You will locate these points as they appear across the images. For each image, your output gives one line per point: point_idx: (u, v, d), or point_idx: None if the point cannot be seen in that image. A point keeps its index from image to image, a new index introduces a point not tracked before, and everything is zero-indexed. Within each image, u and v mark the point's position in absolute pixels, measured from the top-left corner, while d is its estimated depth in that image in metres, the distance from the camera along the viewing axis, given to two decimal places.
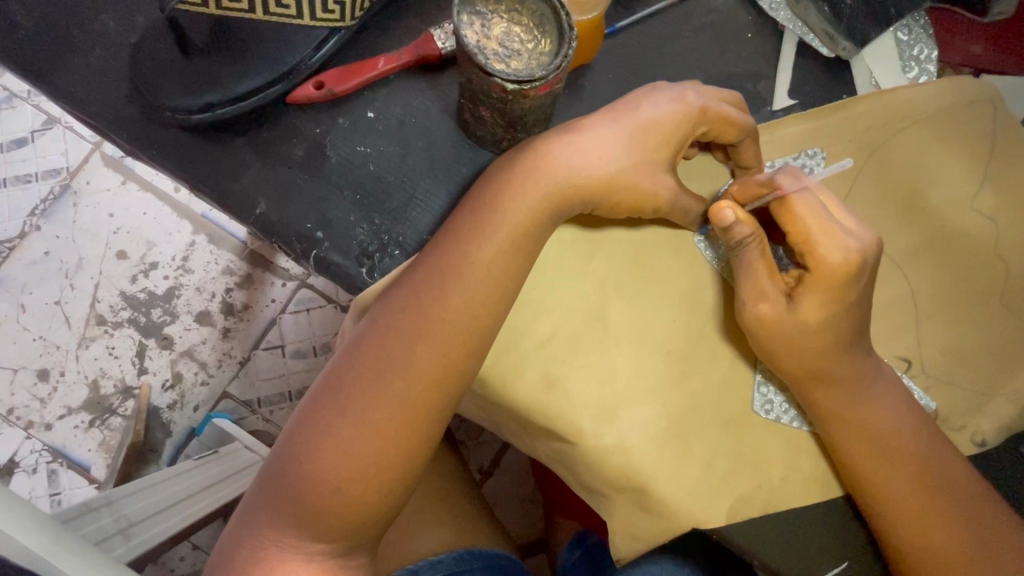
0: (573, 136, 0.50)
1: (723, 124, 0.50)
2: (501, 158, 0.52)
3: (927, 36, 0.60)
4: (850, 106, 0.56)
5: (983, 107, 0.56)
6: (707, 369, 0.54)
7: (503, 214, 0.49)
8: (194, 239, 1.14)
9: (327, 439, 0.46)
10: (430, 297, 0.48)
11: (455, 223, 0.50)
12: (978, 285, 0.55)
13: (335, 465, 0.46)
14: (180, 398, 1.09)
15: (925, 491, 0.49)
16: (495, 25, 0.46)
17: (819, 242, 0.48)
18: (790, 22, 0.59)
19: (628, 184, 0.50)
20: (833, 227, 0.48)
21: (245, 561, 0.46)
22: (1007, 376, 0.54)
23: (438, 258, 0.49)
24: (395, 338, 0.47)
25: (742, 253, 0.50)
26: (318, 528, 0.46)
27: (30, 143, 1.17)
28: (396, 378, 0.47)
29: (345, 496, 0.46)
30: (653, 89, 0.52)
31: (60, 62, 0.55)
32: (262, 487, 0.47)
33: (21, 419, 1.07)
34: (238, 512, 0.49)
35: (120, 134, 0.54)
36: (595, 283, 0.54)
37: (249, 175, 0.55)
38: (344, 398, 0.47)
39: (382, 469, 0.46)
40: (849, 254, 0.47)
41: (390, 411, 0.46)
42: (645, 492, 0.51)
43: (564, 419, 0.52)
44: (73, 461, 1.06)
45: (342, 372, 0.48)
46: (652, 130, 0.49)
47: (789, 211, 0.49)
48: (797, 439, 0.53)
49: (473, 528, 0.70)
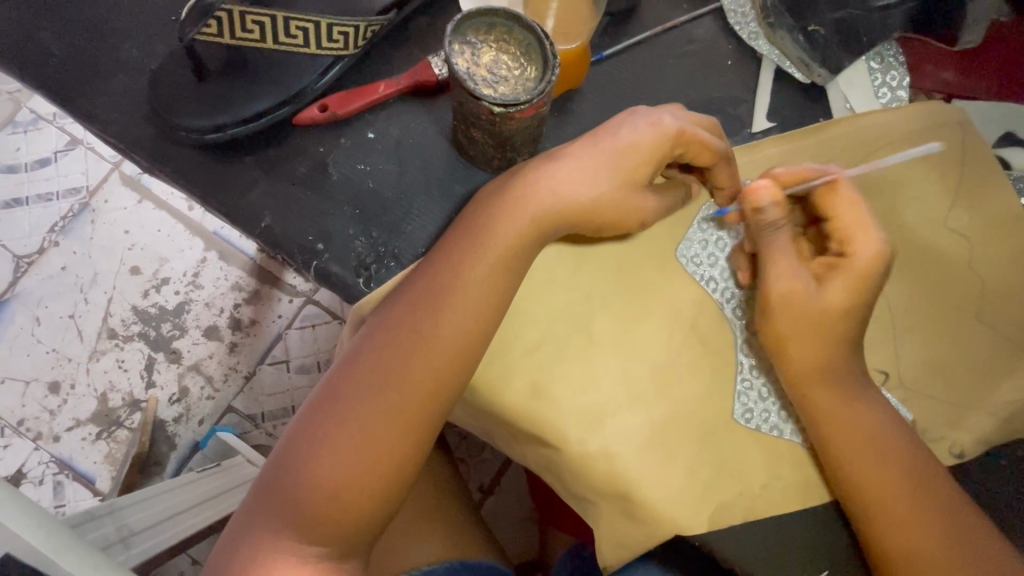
0: (564, 160, 0.53)
1: (700, 147, 0.53)
2: (496, 182, 0.55)
3: (897, 62, 0.62)
4: (827, 129, 0.59)
5: (955, 130, 0.58)
6: (691, 379, 0.55)
7: (496, 234, 0.51)
8: (205, 255, 1.19)
9: (324, 448, 0.48)
10: (426, 313, 0.50)
11: (451, 240, 0.53)
12: (952, 300, 0.57)
13: (333, 472, 0.48)
14: (186, 411, 1.12)
15: (914, 498, 0.50)
16: (484, 54, 0.49)
17: (856, 235, 0.52)
18: (769, 49, 0.62)
19: (614, 206, 0.53)
20: (869, 224, 0.52)
21: (241, 565, 0.47)
22: (984, 391, 0.55)
23: (438, 273, 0.51)
24: (392, 353, 0.50)
25: (773, 237, 0.53)
26: (314, 534, 0.47)
27: (53, 162, 1.24)
28: (390, 391, 0.49)
29: (341, 500, 0.48)
30: (634, 113, 0.55)
31: (83, 86, 0.59)
32: (260, 495, 0.49)
33: (31, 430, 1.10)
34: (233, 520, 0.50)
35: (138, 152, 0.58)
36: (582, 296, 0.57)
37: (256, 189, 0.57)
38: (341, 409, 0.49)
39: (377, 478, 0.48)
40: (879, 249, 0.51)
41: (387, 420, 0.48)
42: (628, 498, 0.53)
43: (552, 426, 0.54)
44: (79, 472, 1.08)
45: (341, 384, 0.50)
46: (633, 152, 0.52)
47: (832, 201, 0.54)
48: (780, 448, 0.54)
49: (467, 540, 0.72)
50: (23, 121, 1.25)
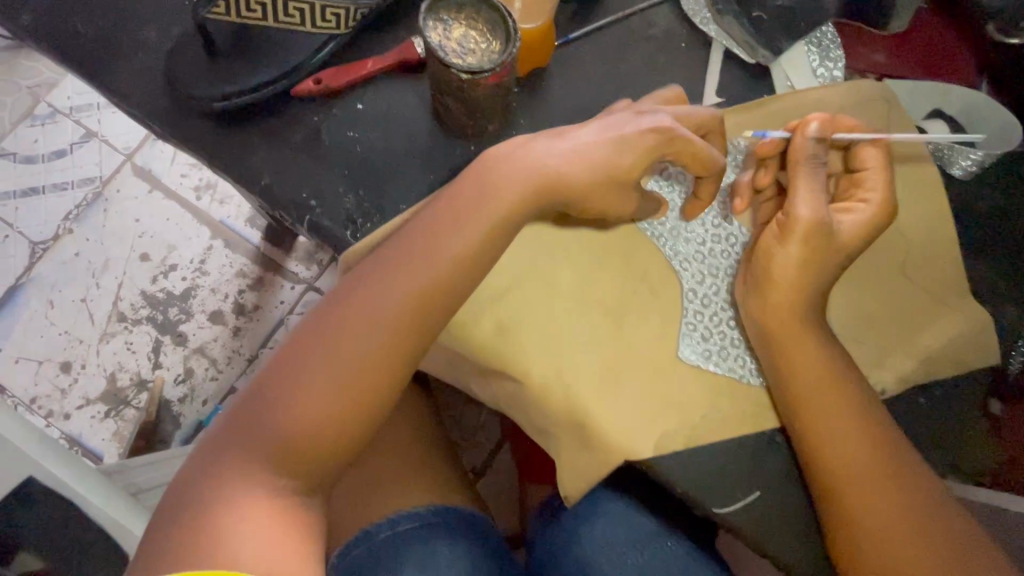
0: (544, 136, 0.60)
1: (689, 153, 0.59)
2: (492, 149, 0.59)
3: (835, 45, 0.69)
4: (768, 104, 0.65)
5: (881, 106, 0.65)
6: (641, 322, 0.62)
7: (477, 192, 0.56)
8: (211, 244, 1.26)
9: (310, 375, 0.53)
10: (409, 257, 0.55)
11: (440, 196, 0.58)
12: (881, 255, 0.63)
13: (302, 411, 0.53)
14: (190, 392, 1.19)
15: (853, 439, 0.57)
16: (455, 30, 0.57)
17: (869, 183, 0.61)
18: (718, 33, 0.69)
19: (593, 198, 0.59)
20: (882, 176, 0.61)
21: (220, 479, 0.51)
22: (905, 336, 0.62)
23: (411, 238, 0.56)
24: (377, 293, 0.54)
25: (815, 166, 0.60)
26: (294, 453, 0.53)
27: (68, 154, 1.32)
28: (373, 326, 0.54)
29: (308, 436, 0.53)
30: (640, 114, 0.60)
31: (106, 64, 0.67)
32: (243, 416, 0.53)
33: (43, 408, 1.18)
34: (214, 438, 0.54)
35: (154, 121, 0.66)
36: (547, 249, 0.64)
37: (258, 153, 0.65)
38: (327, 341, 0.54)
39: (356, 405, 0.54)
40: (885, 200, 0.60)
41: (355, 369, 0.53)
42: (584, 426, 0.59)
43: (516, 363, 0.60)
44: (88, 449, 1.15)
45: (327, 318, 0.55)
46: (625, 150, 0.58)
47: (863, 153, 0.62)
48: (719, 383, 0.61)
49: (448, 486, 0.80)
50: (42, 114, 1.34)
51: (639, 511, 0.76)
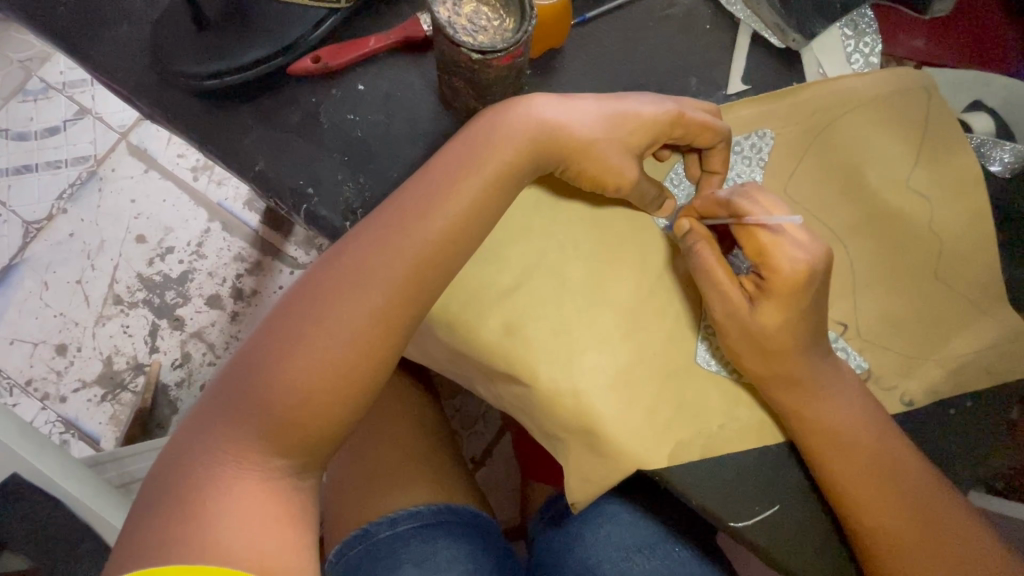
0: (552, 103, 0.56)
1: (699, 128, 0.56)
2: (489, 109, 0.56)
3: (871, 30, 0.65)
4: (796, 92, 0.61)
5: (920, 95, 0.61)
6: (656, 325, 0.59)
7: (483, 161, 0.53)
8: (209, 226, 1.23)
9: (300, 348, 0.48)
10: (411, 219, 0.51)
11: (438, 168, 0.53)
12: (914, 259, 0.60)
13: (281, 395, 0.48)
14: (188, 376, 1.16)
15: (878, 480, 0.54)
16: (465, 5, 0.53)
17: (773, 255, 0.53)
18: (744, 13, 0.64)
19: (602, 158, 0.56)
20: (784, 242, 0.53)
21: (200, 465, 0.47)
22: (938, 343, 0.58)
23: (400, 209, 0.52)
24: (375, 262, 0.50)
25: (696, 257, 0.56)
26: (285, 438, 0.49)
27: (62, 131, 1.27)
28: (369, 295, 0.50)
29: (290, 422, 0.48)
30: (643, 92, 0.59)
31: (90, 35, 0.62)
32: (227, 395, 0.49)
33: (38, 391, 1.15)
34: (194, 419, 0.50)
35: (140, 98, 0.61)
36: (558, 244, 0.60)
37: (251, 136, 0.61)
38: (320, 309, 0.49)
39: (352, 381, 0.49)
40: (797, 267, 0.53)
41: (343, 345, 0.49)
42: (595, 434, 0.55)
43: (523, 364, 0.57)
44: (84, 432, 1.13)
45: (321, 282, 0.50)
46: (634, 117, 0.56)
47: (746, 235, 0.55)
48: (737, 391, 0.58)
49: (450, 486, 0.77)
50: (34, 90, 1.29)
51: (645, 513, 0.73)
